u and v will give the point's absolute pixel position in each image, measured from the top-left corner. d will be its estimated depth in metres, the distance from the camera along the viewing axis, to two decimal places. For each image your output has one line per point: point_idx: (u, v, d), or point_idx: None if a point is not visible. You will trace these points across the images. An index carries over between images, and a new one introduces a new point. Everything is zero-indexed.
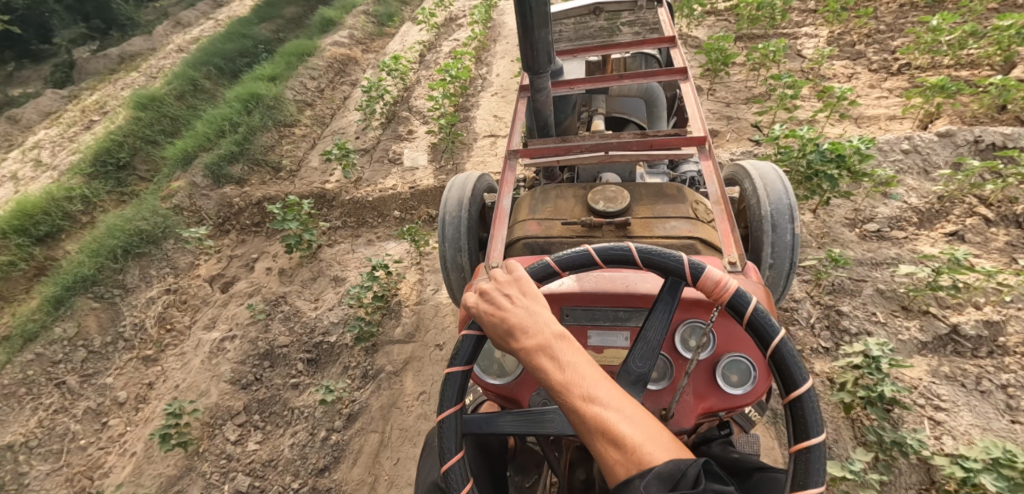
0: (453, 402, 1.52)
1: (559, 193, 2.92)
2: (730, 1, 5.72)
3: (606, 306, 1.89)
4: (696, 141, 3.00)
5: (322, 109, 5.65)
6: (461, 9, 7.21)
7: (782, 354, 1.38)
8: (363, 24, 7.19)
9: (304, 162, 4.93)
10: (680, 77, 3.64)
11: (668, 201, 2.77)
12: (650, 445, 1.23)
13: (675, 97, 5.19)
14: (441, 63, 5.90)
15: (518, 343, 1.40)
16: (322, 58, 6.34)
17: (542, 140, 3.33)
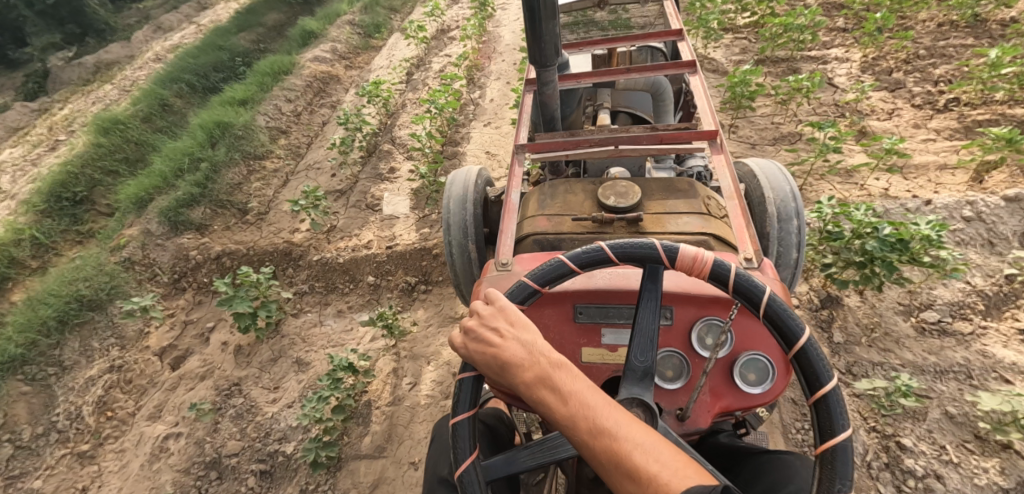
0: (466, 453, 1.41)
1: (568, 188, 2.82)
2: (749, 16, 5.16)
3: (618, 304, 1.85)
4: (708, 136, 2.89)
5: (297, 137, 5.10)
6: (454, 19, 6.65)
7: (774, 310, 1.39)
8: (348, 36, 6.63)
9: (274, 202, 4.40)
10: (688, 71, 3.45)
11: (678, 196, 2.66)
12: (666, 473, 1.14)
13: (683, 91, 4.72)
14: (430, 84, 5.36)
15: (518, 379, 1.34)
16: (300, 76, 5.79)
17: (549, 135, 3.18)
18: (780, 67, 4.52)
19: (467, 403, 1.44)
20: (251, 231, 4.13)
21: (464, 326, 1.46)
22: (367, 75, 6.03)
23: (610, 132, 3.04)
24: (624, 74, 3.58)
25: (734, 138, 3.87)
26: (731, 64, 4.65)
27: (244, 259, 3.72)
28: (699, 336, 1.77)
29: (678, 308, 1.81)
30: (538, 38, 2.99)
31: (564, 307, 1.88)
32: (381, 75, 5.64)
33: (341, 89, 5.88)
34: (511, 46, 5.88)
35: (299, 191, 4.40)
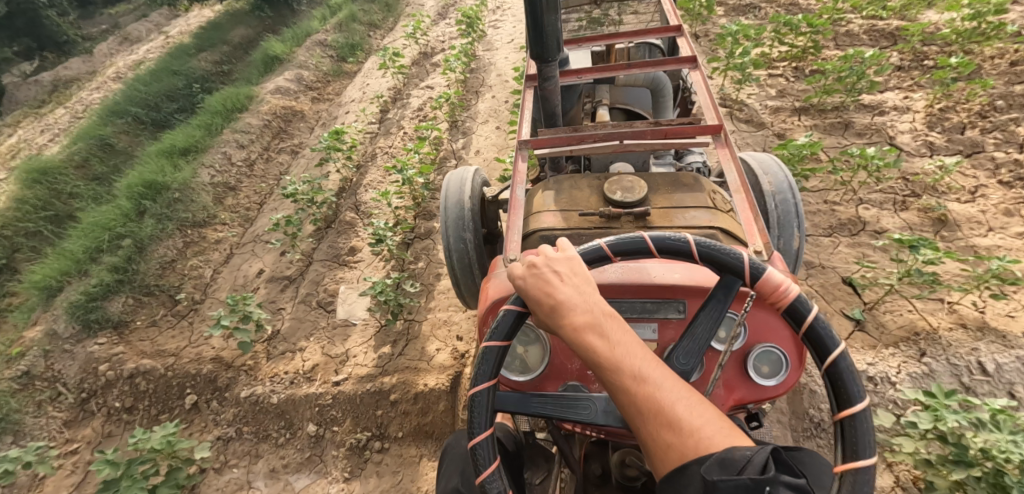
0: (489, 373, 1.28)
1: (573, 183, 2.47)
2: (786, 48, 4.29)
3: (631, 296, 1.54)
4: (712, 132, 2.52)
5: (246, 195, 4.27)
6: (437, 42, 5.77)
7: (838, 368, 1.15)
8: (318, 60, 5.73)
9: (211, 288, 3.63)
10: (687, 67, 3.10)
11: (684, 192, 2.35)
12: (708, 429, 1.03)
13: (681, 87, 4.29)
14: (404, 127, 4.48)
15: (564, 327, 1.17)
16: (256, 113, 4.89)
17: (551, 130, 2.80)
18: (829, 120, 3.66)
19: (514, 324, 1.30)
20: (181, 334, 3.37)
21: (525, 263, 1.27)
22: (338, 109, 5.15)
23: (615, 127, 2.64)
24: (625, 70, 3.28)
25: None
26: (768, 114, 3.81)
27: (162, 384, 2.99)
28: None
29: (690, 299, 1.52)
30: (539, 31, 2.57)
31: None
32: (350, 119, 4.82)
33: (304, 127, 4.99)
34: (502, 78, 5.02)
35: (244, 276, 3.61)
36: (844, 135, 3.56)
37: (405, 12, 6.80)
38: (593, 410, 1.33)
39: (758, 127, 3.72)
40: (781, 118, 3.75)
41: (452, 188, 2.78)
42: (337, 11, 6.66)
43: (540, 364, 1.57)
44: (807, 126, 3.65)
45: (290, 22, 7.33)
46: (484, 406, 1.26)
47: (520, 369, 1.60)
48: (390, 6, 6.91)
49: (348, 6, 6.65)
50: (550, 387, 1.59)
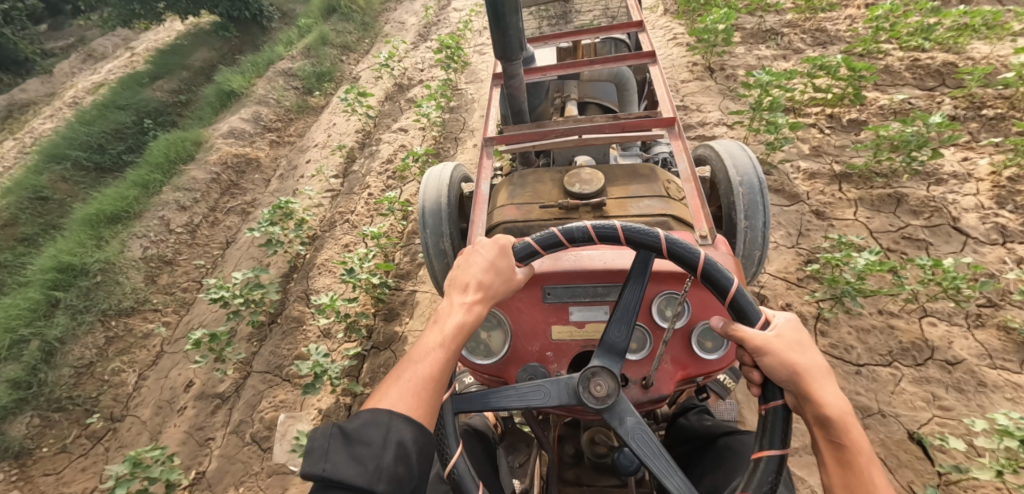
0: (655, 236, 1.35)
1: (538, 176, 2.71)
2: (820, 93, 3.62)
3: (586, 282, 1.75)
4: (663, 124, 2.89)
5: (185, 271, 3.64)
6: (415, 72, 5.08)
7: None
8: (280, 93, 5.02)
9: (133, 402, 3.03)
10: (645, 63, 3.44)
11: (639, 180, 2.62)
12: None
13: (647, 81, 4.60)
14: (370, 186, 3.81)
15: (828, 397, 1.22)
16: (204, 164, 4.24)
17: (516, 128, 3.13)
18: (875, 192, 3.01)
19: (708, 269, 1.33)
20: (93, 469, 2.78)
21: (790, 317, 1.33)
22: (298, 154, 4.45)
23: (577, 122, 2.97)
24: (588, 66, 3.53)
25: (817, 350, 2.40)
26: (801, 182, 3.15)
27: None
28: (658, 308, 1.66)
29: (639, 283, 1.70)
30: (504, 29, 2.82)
31: (534, 290, 1.75)
32: (312, 171, 4.17)
33: (258, 178, 4.29)
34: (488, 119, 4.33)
35: (171, 388, 3.01)
36: (896, 212, 2.92)
37: (383, 32, 6.10)
38: (620, 335, 1.39)
39: (792, 200, 3.06)
40: (818, 188, 3.10)
41: (433, 175, 2.94)
42: (307, 32, 5.93)
43: (503, 346, 1.71)
44: (850, 200, 3.01)
45: (259, 42, 6.59)
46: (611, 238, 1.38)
47: (485, 352, 1.72)
48: (367, 25, 6.20)
49: (317, 26, 5.90)
50: (512, 370, 1.72)
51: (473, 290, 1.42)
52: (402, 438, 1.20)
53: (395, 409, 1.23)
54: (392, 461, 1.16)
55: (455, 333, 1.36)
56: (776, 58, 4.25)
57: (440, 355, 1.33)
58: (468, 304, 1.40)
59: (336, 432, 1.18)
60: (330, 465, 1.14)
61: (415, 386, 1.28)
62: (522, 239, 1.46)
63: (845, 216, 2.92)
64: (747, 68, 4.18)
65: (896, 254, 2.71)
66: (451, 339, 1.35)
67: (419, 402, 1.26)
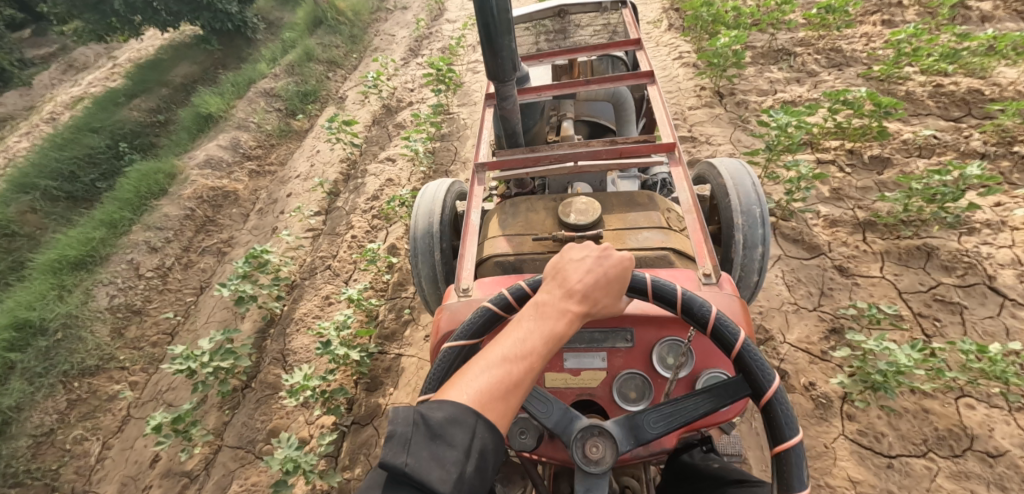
0: (768, 380, 1.29)
1: (529, 204, 2.42)
2: (840, 128, 3.34)
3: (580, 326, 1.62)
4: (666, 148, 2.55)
5: (155, 323, 3.38)
6: (404, 92, 4.77)
7: None
8: (261, 115, 4.69)
9: (93, 477, 2.77)
10: (646, 82, 3.08)
11: (639, 209, 2.33)
12: None
13: (644, 98, 4.29)
14: (354, 226, 3.52)
15: None
16: (178, 199, 3.95)
17: (509, 150, 2.80)
18: (902, 243, 2.77)
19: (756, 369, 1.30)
20: None
21: None
22: (278, 185, 4.15)
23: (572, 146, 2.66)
24: (584, 86, 3.20)
25: (844, 437, 2.17)
26: (821, 230, 2.91)
27: None
28: (659, 356, 1.56)
29: (637, 328, 1.60)
30: (493, 51, 2.48)
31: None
32: (292, 206, 3.88)
33: (236, 213, 3.99)
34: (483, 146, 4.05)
35: (137, 462, 2.76)
36: (925, 268, 2.67)
37: (373, 46, 5.79)
38: (658, 428, 1.30)
39: (812, 252, 2.81)
40: (840, 237, 2.85)
41: (428, 190, 2.80)
42: (291, 46, 5.59)
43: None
44: (876, 253, 2.76)
45: (243, 55, 6.25)
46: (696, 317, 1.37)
47: None
48: (355, 37, 5.86)
49: (302, 40, 5.56)
50: None
51: (580, 303, 1.30)
52: (483, 445, 1.12)
53: (483, 414, 1.14)
54: (470, 472, 1.08)
55: (551, 339, 1.25)
56: (789, 82, 4.00)
57: (531, 360, 1.22)
58: (570, 313, 1.28)
59: (418, 421, 1.10)
60: (410, 460, 1.06)
61: (499, 388, 1.18)
62: (648, 277, 1.40)
63: (870, 272, 2.68)
64: (759, 93, 3.90)
65: (928, 320, 2.48)
66: (546, 345, 1.24)
67: (501, 408, 1.17)
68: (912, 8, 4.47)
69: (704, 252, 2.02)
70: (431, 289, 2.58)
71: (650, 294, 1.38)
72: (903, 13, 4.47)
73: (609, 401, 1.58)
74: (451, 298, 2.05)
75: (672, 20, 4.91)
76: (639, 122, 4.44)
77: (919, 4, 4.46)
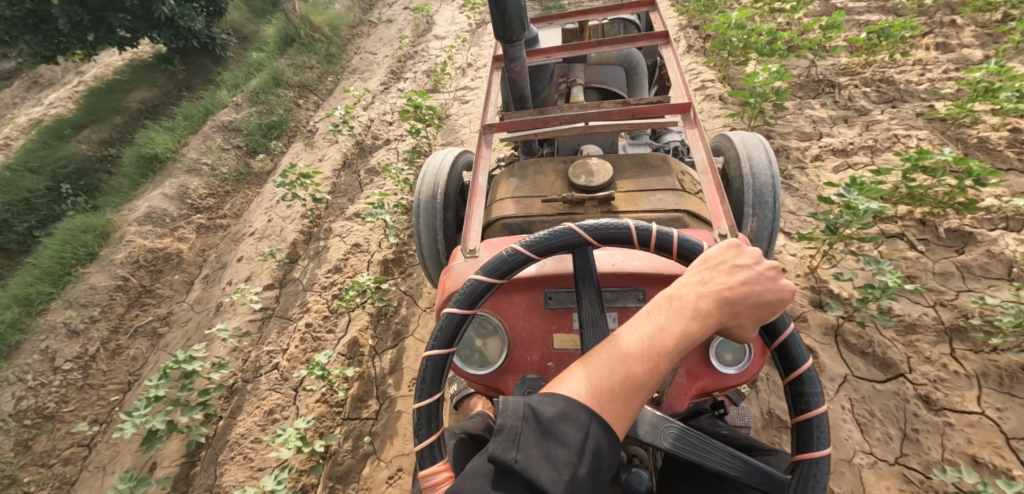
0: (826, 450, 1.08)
1: (539, 169, 2.46)
2: (913, 195, 2.65)
3: None
4: (679, 109, 2.53)
5: (68, 432, 2.76)
6: (382, 125, 4.10)
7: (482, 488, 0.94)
8: (215, 155, 4.01)
9: None
10: (660, 44, 3.07)
11: (652, 176, 2.31)
12: None
13: (657, 65, 4.03)
14: (309, 310, 2.88)
15: None
16: (109, 266, 3.33)
17: (517, 113, 2.81)
18: (1003, 360, 2.13)
19: (815, 422, 1.09)
20: None
21: None
22: (229, 244, 3.51)
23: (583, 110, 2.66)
24: (595, 49, 3.13)
25: None
26: (894, 336, 2.28)
27: None
28: None
29: (649, 288, 1.52)
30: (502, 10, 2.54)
31: (533, 293, 1.58)
32: (239, 280, 3.21)
33: (178, 281, 3.36)
34: None
35: None
36: None
37: (352, 66, 5.14)
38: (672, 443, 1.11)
39: (886, 371, 2.18)
40: (920, 349, 2.22)
41: (438, 158, 2.78)
42: (258, 69, 4.91)
43: (499, 355, 1.56)
44: (969, 375, 2.13)
45: (210, 75, 5.59)
46: (785, 346, 1.14)
47: (481, 361, 1.58)
48: (333, 56, 5.19)
49: (271, 62, 4.89)
50: (509, 381, 1.57)
51: (724, 306, 1.07)
52: (599, 446, 0.96)
53: (599, 412, 0.98)
54: (585, 480, 0.92)
55: (680, 338, 1.04)
56: (835, 121, 3.34)
57: (654, 359, 1.03)
58: (710, 315, 1.07)
59: (529, 415, 0.96)
60: (521, 456, 0.92)
61: (617, 384, 1.01)
62: (791, 330, 1.14)
63: (966, 407, 2.05)
64: (801, 138, 3.25)
65: None
66: (679, 344, 1.04)
67: (617, 412, 1.00)
68: (968, 28, 3.87)
69: (719, 212, 2.00)
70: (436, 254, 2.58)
71: (782, 338, 1.14)
72: (959, 34, 3.84)
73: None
74: (460, 261, 1.99)
75: (692, 41, 4.25)
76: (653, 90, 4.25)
77: (975, 23, 3.88)
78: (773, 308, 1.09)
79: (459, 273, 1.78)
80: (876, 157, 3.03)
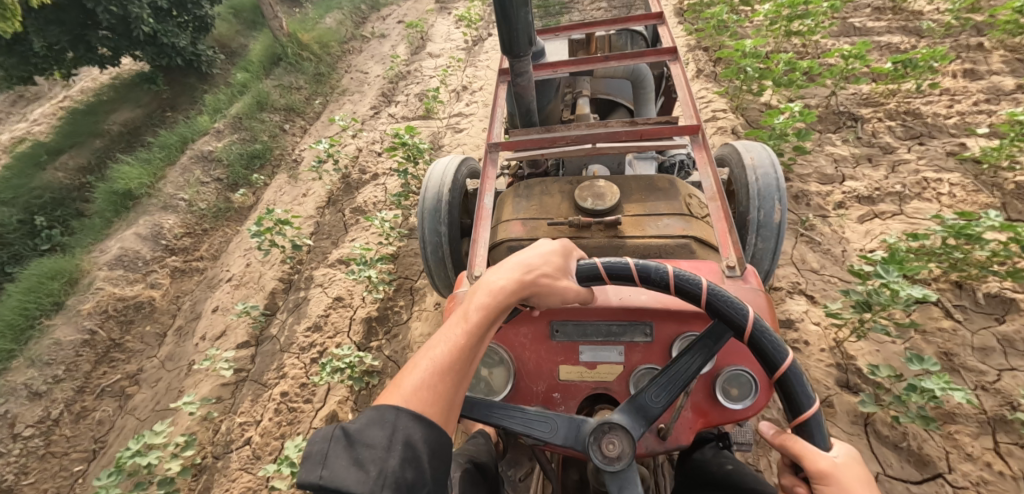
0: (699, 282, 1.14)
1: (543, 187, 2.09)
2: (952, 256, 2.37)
3: (598, 319, 1.46)
4: (689, 130, 2.11)
5: None
6: (369, 156, 3.84)
7: None
8: (193, 189, 3.77)
9: None
10: (670, 59, 2.68)
11: (659, 196, 1.97)
12: None
13: (664, 76, 3.56)
14: (285, 374, 2.65)
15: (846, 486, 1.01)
16: (75, 317, 3.10)
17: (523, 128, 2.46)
18: None
19: (714, 295, 1.13)
20: None
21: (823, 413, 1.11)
22: (204, 291, 3.27)
23: (587, 127, 2.27)
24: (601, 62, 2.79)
25: None
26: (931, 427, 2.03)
27: None
28: (676, 351, 1.40)
29: (657, 321, 1.44)
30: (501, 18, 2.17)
31: (540, 322, 1.48)
32: (213, 335, 2.97)
33: (150, 333, 3.15)
34: None
35: None
36: None
37: (342, 86, 4.87)
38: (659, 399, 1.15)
39: (922, 469, 1.95)
40: (961, 444, 1.98)
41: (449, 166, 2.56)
42: (242, 91, 4.66)
43: (505, 386, 1.41)
44: (1017, 477, 1.89)
45: (195, 94, 5.34)
46: (611, 267, 1.19)
47: (483, 391, 1.42)
48: (322, 76, 4.94)
49: (256, 83, 4.64)
50: None
51: (516, 288, 1.17)
52: (409, 437, 1.01)
53: (408, 406, 1.04)
54: (400, 470, 0.98)
55: (482, 313, 1.15)
56: (858, 160, 3.07)
57: (459, 340, 1.12)
58: (504, 299, 1.16)
59: (337, 434, 1.01)
60: (328, 471, 0.97)
61: (425, 376, 1.08)
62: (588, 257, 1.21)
63: None
64: (821, 180, 2.97)
65: None
66: (475, 328, 1.14)
67: (434, 397, 1.07)
68: (997, 52, 3.60)
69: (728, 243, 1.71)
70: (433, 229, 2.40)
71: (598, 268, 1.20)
72: (987, 59, 3.57)
73: (624, 394, 1.42)
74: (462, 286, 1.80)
75: (701, 64, 3.98)
76: (659, 100, 3.76)
77: (1004, 47, 3.60)
78: (559, 280, 1.20)
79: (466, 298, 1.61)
80: (905, 206, 2.77)
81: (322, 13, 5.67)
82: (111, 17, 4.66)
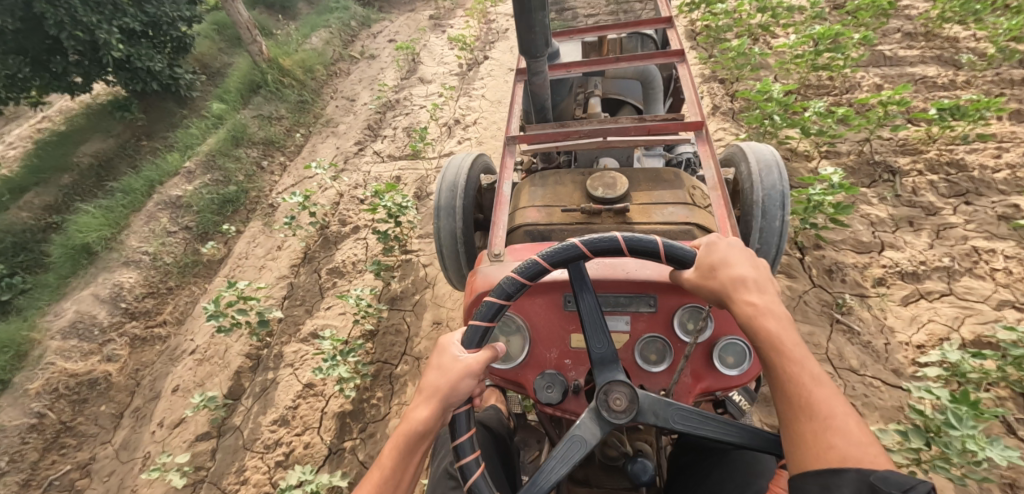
0: (535, 261, 1.25)
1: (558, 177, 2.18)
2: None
3: (608, 290, 1.48)
4: (693, 127, 2.17)
5: None
6: (351, 203, 3.49)
7: None
8: (159, 242, 3.44)
9: None
10: (676, 61, 2.59)
11: (665, 186, 2.04)
12: None
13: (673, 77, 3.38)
14: (249, 481, 2.33)
15: (744, 304, 1.16)
16: (17, 399, 2.75)
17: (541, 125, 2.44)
18: None
19: (545, 257, 1.24)
20: None
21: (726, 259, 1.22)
22: (165, 365, 2.95)
23: (599, 121, 2.30)
24: (613, 64, 2.66)
25: None
26: None
27: None
28: (680, 320, 1.44)
29: (662, 293, 1.46)
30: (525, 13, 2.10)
31: (554, 292, 1.51)
32: (170, 426, 2.64)
33: (104, 414, 2.83)
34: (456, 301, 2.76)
35: None
36: None
37: (327, 115, 4.53)
38: (604, 347, 1.25)
39: None
40: None
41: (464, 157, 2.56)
42: (218, 123, 4.32)
43: (520, 352, 1.49)
44: None
45: (173, 122, 5.00)
46: (482, 324, 1.24)
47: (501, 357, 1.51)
48: (305, 103, 4.59)
49: (232, 114, 4.30)
50: (529, 377, 1.52)
51: (423, 400, 1.19)
52: None
53: None
54: None
55: (394, 444, 1.18)
56: (898, 224, 2.70)
57: (381, 469, 1.18)
58: (417, 415, 1.18)
59: None
60: None
61: None
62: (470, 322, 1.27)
63: None
64: (858, 248, 2.61)
65: None
66: (390, 455, 1.18)
67: None
68: None
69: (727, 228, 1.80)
70: (448, 227, 2.39)
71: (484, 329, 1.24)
72: None
73: (630, 363, 1.48)
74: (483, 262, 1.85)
75: (718, 99, 3.60)
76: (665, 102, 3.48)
77: None
78: (463, 378, 1.20)
79: (486, 274, 1.65)
80: (955, 284, 2.43)
81: (307, 32, 5.32)
82: (76, 43, 4.30)
